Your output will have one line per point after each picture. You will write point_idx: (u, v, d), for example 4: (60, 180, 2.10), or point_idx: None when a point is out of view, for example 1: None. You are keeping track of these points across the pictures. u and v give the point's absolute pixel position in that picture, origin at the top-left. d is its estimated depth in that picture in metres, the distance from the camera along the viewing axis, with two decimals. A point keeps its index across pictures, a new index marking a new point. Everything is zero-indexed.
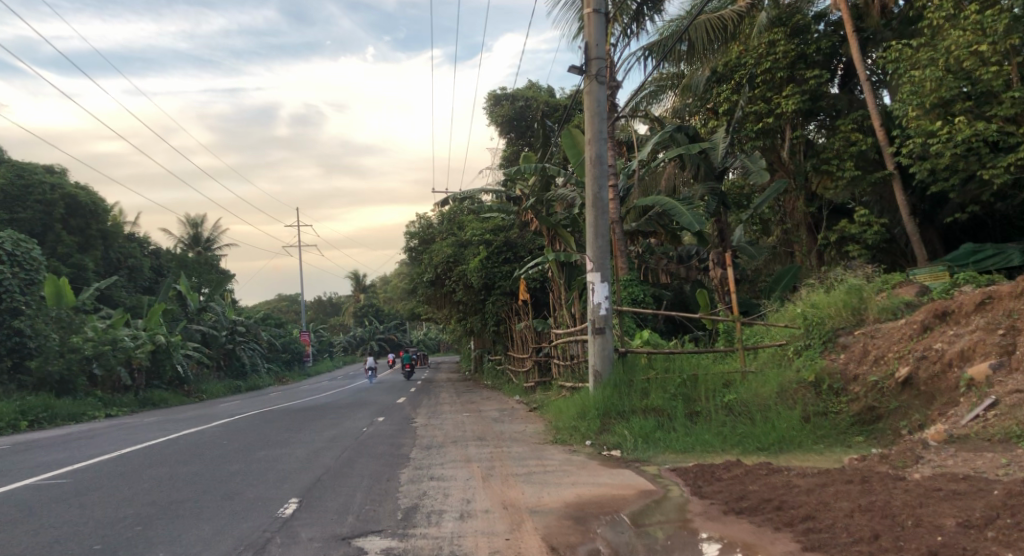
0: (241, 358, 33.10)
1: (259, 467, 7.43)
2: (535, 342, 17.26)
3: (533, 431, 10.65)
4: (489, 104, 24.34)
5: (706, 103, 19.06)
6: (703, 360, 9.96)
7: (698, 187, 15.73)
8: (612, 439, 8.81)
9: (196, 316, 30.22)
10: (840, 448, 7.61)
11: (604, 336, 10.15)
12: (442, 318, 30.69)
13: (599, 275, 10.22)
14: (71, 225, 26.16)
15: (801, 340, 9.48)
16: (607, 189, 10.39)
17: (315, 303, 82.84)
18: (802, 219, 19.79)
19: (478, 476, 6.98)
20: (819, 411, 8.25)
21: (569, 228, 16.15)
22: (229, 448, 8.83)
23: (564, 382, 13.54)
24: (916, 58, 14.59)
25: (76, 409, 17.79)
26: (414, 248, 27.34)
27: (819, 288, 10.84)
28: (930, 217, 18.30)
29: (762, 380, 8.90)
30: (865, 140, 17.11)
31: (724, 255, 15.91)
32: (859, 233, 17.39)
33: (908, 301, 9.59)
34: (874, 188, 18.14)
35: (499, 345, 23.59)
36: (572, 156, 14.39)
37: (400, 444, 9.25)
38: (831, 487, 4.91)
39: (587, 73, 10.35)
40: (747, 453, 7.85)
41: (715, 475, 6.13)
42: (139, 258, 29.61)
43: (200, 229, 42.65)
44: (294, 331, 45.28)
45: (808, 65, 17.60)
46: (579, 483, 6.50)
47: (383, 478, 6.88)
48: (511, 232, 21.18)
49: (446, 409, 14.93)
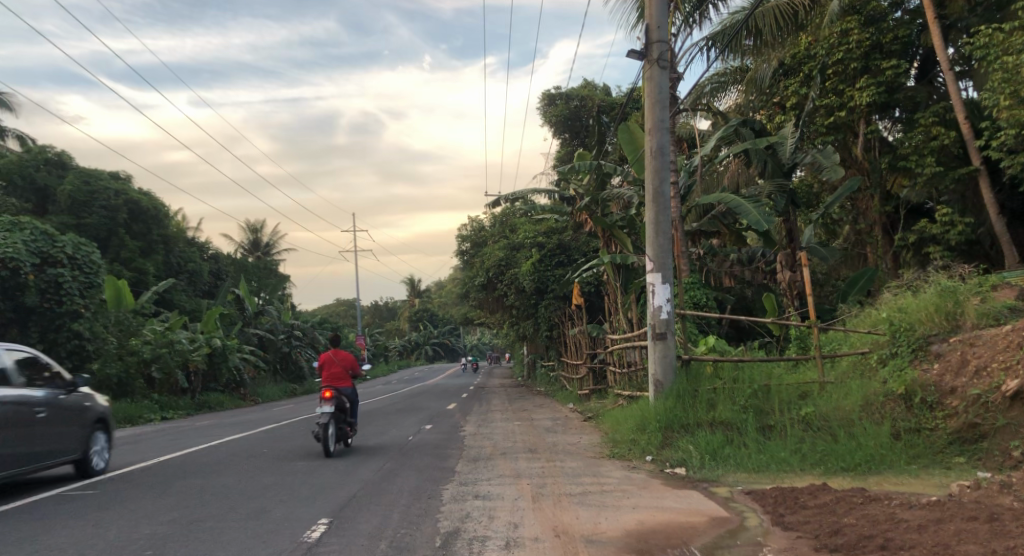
0: (298, 361, 33.19)
1: (294, 481, 7.00)
2: (590, 348, 16.51)
3: (588, 443, 9.96)
4: (542, 103, 23.72)
5: (772, 97, 18.21)
6: (774, 369, 9.10)
7: (764, 185, 14.79)
8: (676, 455, 8.05)
9: (253, 320, 30.41)
10: (939, 471, 6.79)
11: (666, 342, 9.38)
12: (495, 322, 30.09)
13: (660, 276, 9.46)
14: (133, 230, 26.68)
15: (887, 347, 8.58)
16: (669, 184, 9.66)
17: (371, 307, 83.77)
18: (877, 219, 18.50)
19: (528, 496, 6.33)
20: (911, 428, 7.41)
21: (626, 229, 15.38)
22: (268, 458, 8.46)
23: (621, 391, 12.77)
24: (1008, 42, 13.36)
25: (132, 411, 17.85)
26: (466, 251, 26.95)
27: (906, 290, 9.83)
28: (1019, 216, 16.83)
29: (843, 392, 8.10)
30: (948, 133, 15.84)
31: (793, 257, 14.89)
32: (941, 234, 16.08)
33: (1012, 306, 8.52)
34: (958, 185, 16.80)
35: (552, 350, 22.90)
36: (629, 153, 13.60)
37: (446, 456, 8.70)
38: (950, 525, 4.09)
39: (648, 57, 9.66)
40: (831, 473, 7.01)
41: (799, 502, 5.34)
42: (198, 262, 30.04)
43: (259, 235, 43.28)
44: (349, 335, 45.54)
45: (884, 55, 16.42)
46: (640, 506, 5.80)
47: (424, 497, 6.32)
48: (565, 234, 20.39)
49: (498, 418, 14.33)
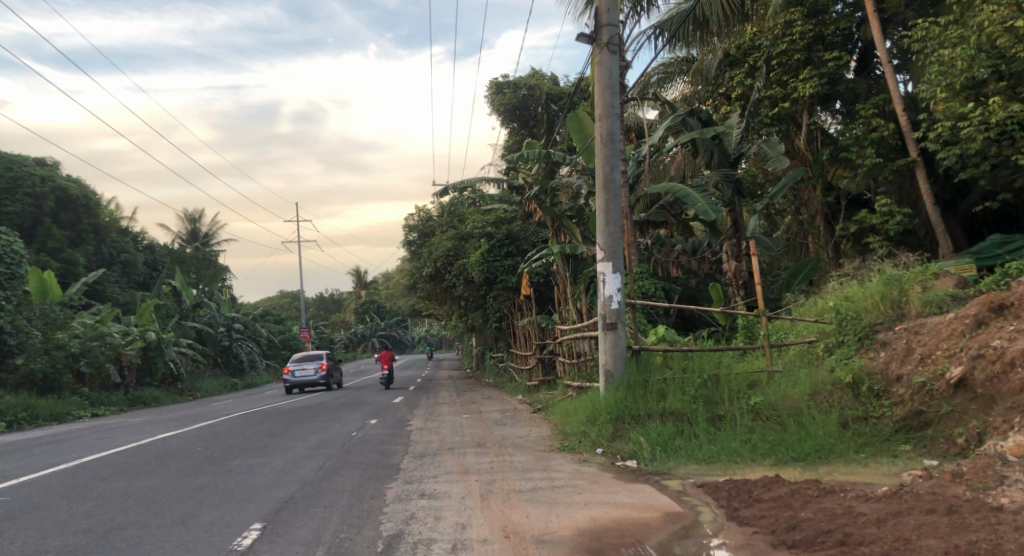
0: (239, 354, 32.04)
1: (226, 483, 6.58)
2: (539, 338, 16.33)
3: (538, 436, 9.76)
4: (490, 92, 23.40)
5: (718, 88, 18.30)
6: (723, 358, 9.11)
7: (711, 174, 14.84)
8: (627, 447, 7.89)
9: (191, 313, 29.25)
10: (886, 458, 6.81)
11: (616, 332, 9.24)
12: (443, 314, 29.59)
13: (610, 266, 9.30)
14: (61, 219, 25.33)
15: (834, 336, 8.64)
16: (619, 171, 9.51)
17: (316, 300, 82.14)
18: (819, 210, 18.81)
19: (475, 494, 6.07)
20: (859, 417, 7.43)
21: (575, 219, 15.24)
22: (201, 457, 8.00)
23: (570, 382, 12.62)
24: (944, 37, 13.67)
25: (59, 409, 16.86)
26: (413, 242, 26.44)
27: (852, 280, 9.92)
28: (953, 207, 17.34)
29: (791, 381, 8.10)
30: (887, 125, 16.17)
31: (739, 247, 14.97)
32: (881, 224, 16.43)
33: (954, 294, 8.64)
34: (896, 176, 17.20)
35: (501, 342, 22.69)
36: (578, 141, 13.37)
37: (390, 453, 8.38)
38: (908, 518, 4.01)
39: (598, 41, 9.46)
40: (782, 464, 6.95)
41: (753, 495, 5.22)
42: (132, 253, 28.72)
43: (198, 225, 41.76)
44: (293, 328, 44.36)
45: (826, 47, 16.64)
46: (591, 503, 5.60)
47: (366, 497, 6.01)
48: (514, 224, 20.16)
49: (445, 411, 14.00)
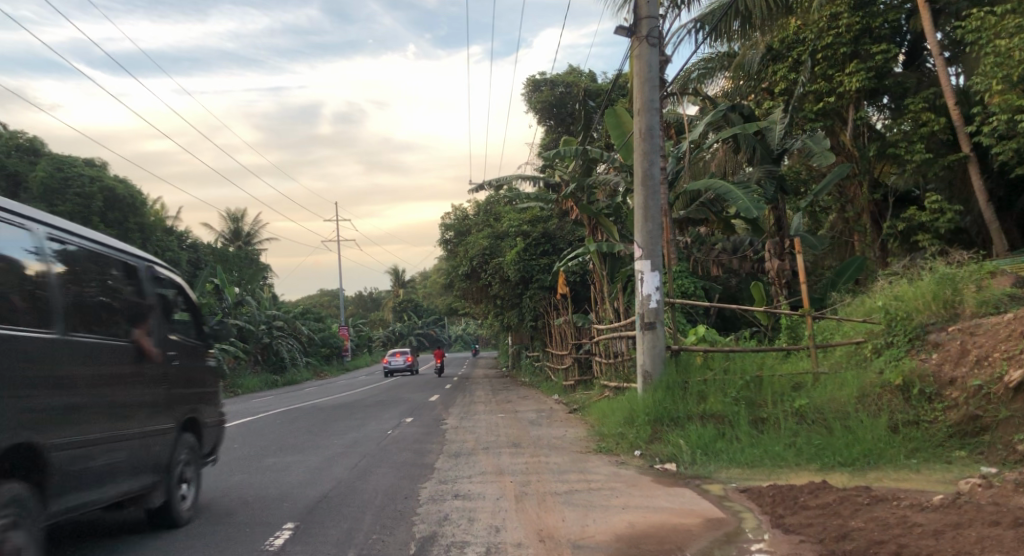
0: (279, 351, 32.49)
1: (260, 480, 6.60)
2: (575, 338, 16.16)
3: (574, 437, 9.62)
4: (527, 89, 23.28)
5: (761, 82, 17.87)
6: (766, 359, 8.85)
7: (752, 171, 14.49)
8: (666, 449, 7.70)
9: (233, 311, 29.74)
10: (939, 465, 6.51)
11: (655, 332, 9.05)
12: (479, 313, 29.64)
13: (649, 263, 9.11)
14: (109, 218, 26.00)
15: (883, 337, 8.32)
16: (659, 167, 9.31)
17: (355, 298, 83.19)
18: (865, 207, 18.27)
19: (510, 495, 5.97)
20: (909, 421, 7.12)
21: (612, 217, 15.04)
22: (238, 454, 8.05)
23: (607, 382, 12.43)
24: (1000, 26, 13.11)
25: None
26: (449, 240, 26.48)
27: (901, 279, 9.56)
28: (1007, 204, 16.68)
29: (837, 383, 7.81)
30: (938, 119, 15.60)
31: (782, 246, 14.61)
32: (930, 221, 15.86)
33: (1012, 294, 8.25)
34: (946, 172, 16.61)
35: (537, 341, 22.59)
36: (616, 138, 13.15)
37: (426, 452, 8.32)
38: (970, 531, 3.77)
39: (637, 34, 9.29)
40: (829, 469, 6.69)
41: (800, 502, 5.01)
42: (176, 252, 29.29)
43: (240, 224, 42.55)
44: (332, 326, 44.94)
45: (874, 39, 16.12)
46: (629, 507, 5.45)
47: (400, 497, 5.95)
48: (550, 222, 20.03)
49: (480, 410, 13.92)
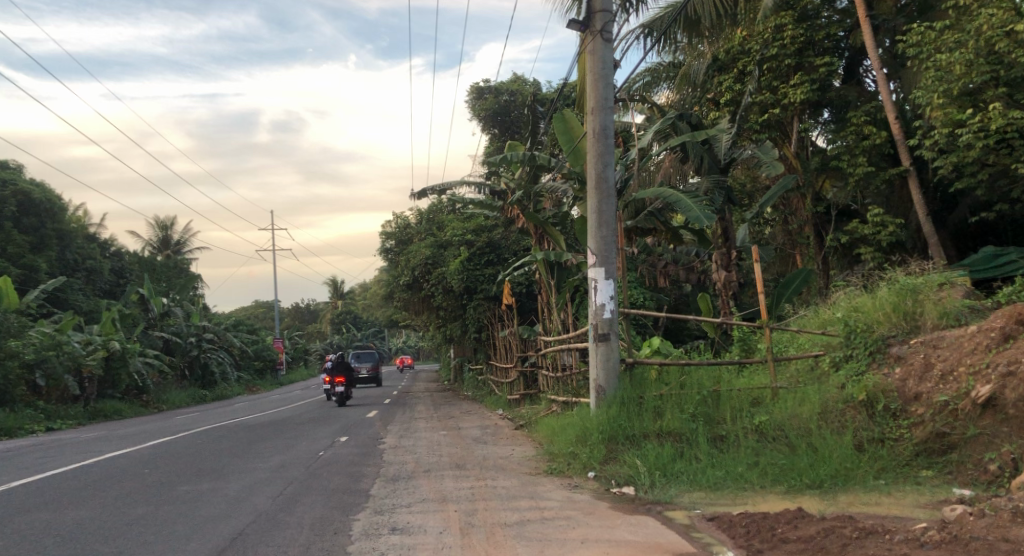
0: (208, 365, 30.69)
1: (168, 514, 5.77)
2: (520, 350, 15.56)
3: (522, 456, 8.99)
4: (470, 96, 22.77)
5: (706, 93, 17.82)
6: (723, 374, 8.45)
7: (701, 180, 14.21)
8: (622, 471, 7.15)
9: (159, 322, 28.00)
10: (908, 486, 6.16)
11: (609, 344, 8.56)
12: (420, 324, 28.87)
13: (603, 271, 8.63)
14: (23, 223, 24.20)
15: (842, 350, 8.02)
16: (614, 169, 8.87)
17: (291, 310, 80.97)
18: (808, 219, 18.33)
19: (454, 528, 5.30)
20: (874, 439, 6.77)
21: (559, 226, 14.58)
22: (146, 482, 7.15)
23: (554, 396, 11.86)
24: (941, 41, 13.26)
25: (10, 423, 15.66)
26: (390, 249, 25.58)
27: (856, 290, 9.36)
28: (943, 220, 16.94)
29: (798, 399, 7.43)
30: (879, 133, 15.72)
31: (729, 257, 14.30)
32: (873, 235, 15.91)
33: (973, 306, 8.07)
34: (886, 187, 16.82)
35: (480, 353, 21.98)
36: (565, 144, 12.50)
37: (360, 476, 7.57)
38: None
39: (590, 28, 8.81)
40: (796, 492, 6.25)
41: (778, 534, 4.56)
42: (98, 259, 27.39)
43: (169, 232, 40.49)
44: (266, 338, 43.26)
45: (818, 52, 16.16)
46: (588, 540, 4.86)
47: (329, 532, 5.23)
48: (495, 232, 19.54)
49: (421, 426, 13.18)
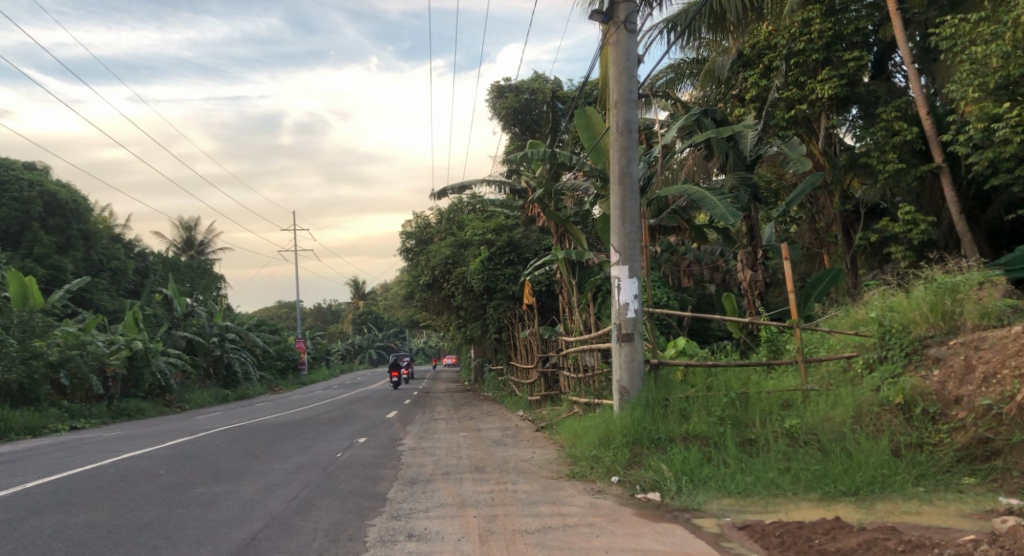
0: (231, 364, 30.82)
1: (180, 517, 5.64)
2: (542, 350, 15.34)
3: (543, 459, 8.77)
4: (491, 95, 22.58)
5: (731, 89, 17.45)
6: (751, 377, 8.16)
7: (726, 177, 13.87)
8: (647, 476, 6.92)
9: (182, 322, 28.15)
10: (950, 494, 5.85)
11: (633, 344, 8.31)
12: (441, 324, 28.74)
13: (627, 269, 8.39)
14: (49, 224, 24.50)
15: (876, 351, 7.70)
16: (637, 164, 8.62)
17: (313, 310, 81.44)
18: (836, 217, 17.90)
19: (472, 535, 5.11)
20: (913, 443, 6.46)
21: (580, 225, 14.33)
22: (161, 484, 7.05)
23: (576, 398, 11.62)
24: (976, 32, 12.82)
25: (35, 422, 15.77)
26: (411, 248, 25.48)
27: (889, 290, 9.01)
28: (977, 217, 16.44)
29: (832, 402, 7.13)
30: (910, 129, 15.25)
31: (755, 256, 13.94)
32: (904, 233, 15.45)
33: (1015, 304, 7.70)
34: (917, 184, 16.35)
35: (500, 353, 21.75)
36: (587, 141, 12.21)
37: (378, 479, 7.41)
38: None
39: (613, 20, 8.56)
40: (831, 499, 5.98)
41: (815, 547, 4.30)
42: (122, 260, 27.61)
43: (193, 232, 40.81)
44: (289, 337, 43.46)
45: (847, 46, 15.73)
46: (612, 550, 4.63)
47: (343, 538, 5.06)
48: (515, 231, 19.35)
49: (442, 428, 12.99)
